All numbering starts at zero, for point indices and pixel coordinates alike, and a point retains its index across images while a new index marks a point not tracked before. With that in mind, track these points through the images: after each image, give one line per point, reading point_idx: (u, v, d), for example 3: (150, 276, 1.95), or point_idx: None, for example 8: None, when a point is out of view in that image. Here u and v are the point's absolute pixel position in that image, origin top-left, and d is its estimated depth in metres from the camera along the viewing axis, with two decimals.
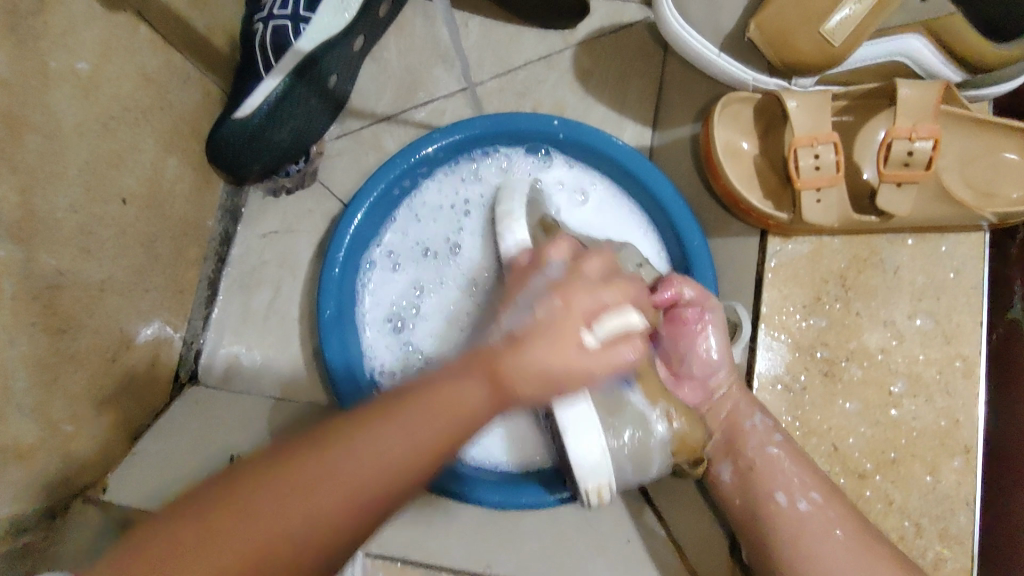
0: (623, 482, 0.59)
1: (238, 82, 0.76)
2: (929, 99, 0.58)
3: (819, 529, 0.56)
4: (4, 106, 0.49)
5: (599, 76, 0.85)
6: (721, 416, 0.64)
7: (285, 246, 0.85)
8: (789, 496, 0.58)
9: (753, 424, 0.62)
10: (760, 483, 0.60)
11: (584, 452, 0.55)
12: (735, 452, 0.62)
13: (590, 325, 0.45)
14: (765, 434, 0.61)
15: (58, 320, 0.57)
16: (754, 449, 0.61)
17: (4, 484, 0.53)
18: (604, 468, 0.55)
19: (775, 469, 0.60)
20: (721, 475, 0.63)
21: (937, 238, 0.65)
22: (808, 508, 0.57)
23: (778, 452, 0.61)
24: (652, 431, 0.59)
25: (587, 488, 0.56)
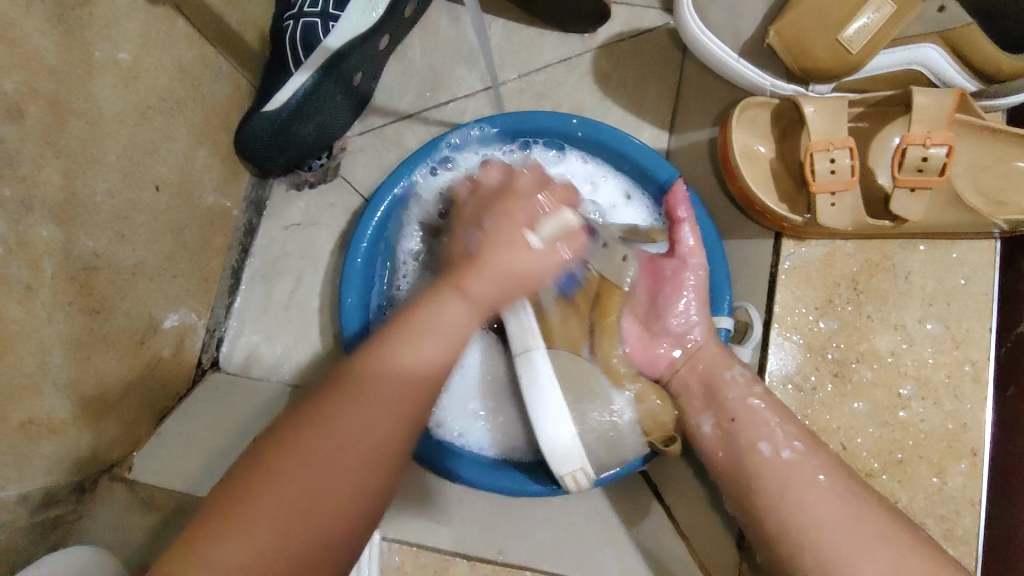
0: (599, 465, 0.62)
1: (268, 77, 0.79)
2: (945, 108, 0.58)
3: (800, 482, 0.54)
4: (50, 92, 0.51)
5: (618, 79, 0.86)
6: (702, 370, 0.65)
7: (306, 239, 0.87)
8: (772, 446, 0.57)
9: (729, 378, 0.62)
10: (743, 434, 0.59)
11: (558, 433, 0.59)
12: (716, 405, 0.62)
13: (534, 231, 0.58)
14: (745, 386, 0.61)
15: (93, 301, 0.59)
16: (735, 401, 0.61)
17: (37, 457, 0.56)
18: (576, 451, 0.59)
19: (757, 421, 0.59)
20: (702, 429, 0.63)
21: (948, 245, 0.66)
22: (792, 457, 0.56)
23: (759, 402, 0.60)
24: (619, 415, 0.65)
25: (564, 472, 0.59)
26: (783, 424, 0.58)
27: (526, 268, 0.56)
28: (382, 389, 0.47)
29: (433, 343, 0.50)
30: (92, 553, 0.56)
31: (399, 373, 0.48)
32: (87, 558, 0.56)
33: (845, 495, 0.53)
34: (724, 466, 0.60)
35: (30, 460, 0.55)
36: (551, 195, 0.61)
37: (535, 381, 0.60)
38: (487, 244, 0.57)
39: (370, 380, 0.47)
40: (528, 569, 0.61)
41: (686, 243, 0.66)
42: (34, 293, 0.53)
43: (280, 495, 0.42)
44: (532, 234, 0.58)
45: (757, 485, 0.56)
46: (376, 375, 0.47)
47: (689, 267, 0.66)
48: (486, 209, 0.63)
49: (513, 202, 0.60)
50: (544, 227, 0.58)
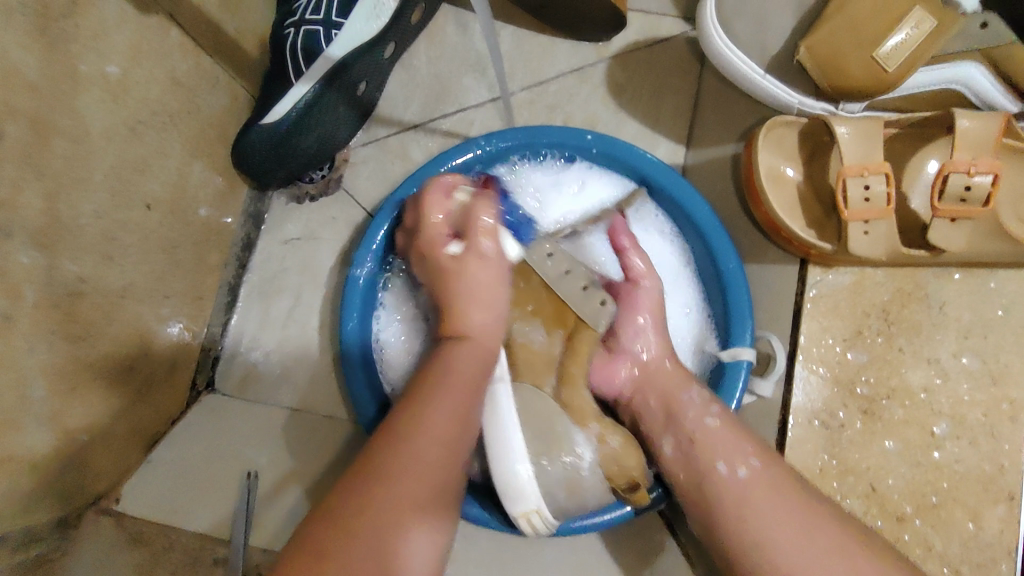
0: (557, 506, 0.58)
1: (267, 86, 0.75)
2: (991, 132, 0.53)
3: (757, 498, 0.49)
4: (30, 109, 0.48)
5: (633, 90, 0.83)
6: (658, 389, 0.61)
7: (306, 254, 0.84)
8: (730, 465, 0.52)
9: (686, 400, 0.58)
10: (700, 455, 0.54)
11: (514, 475, 0.56)
12: (674, 426, 0.57)
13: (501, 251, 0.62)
14: (700, 406, 0.57)
15: (78, 328, 0.56)
16: (691, 421, 0.56)
17: (16, 495, 0.52)
18: (531, 494, 0.56)
19: (715, 440, 0.54)
20: (663, 451, 0.58)
21: (986, 274, 0.62)
22: (748, 476, 0.51)
23: (716, 422, 0.55)
24: (576, 459, 0.60)
25: (517, 514, 0.56)
26: (734, 440, 0.53)
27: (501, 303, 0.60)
28: (428, 430, 0.48)
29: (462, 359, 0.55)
30: None
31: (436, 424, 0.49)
32: None
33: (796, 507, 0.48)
34: (684, 490, 0.55)
35: (9, 499, 0.52)
36: (491, 212, 0.62)
37: (498, 416, 0.57)
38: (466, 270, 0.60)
39: (404, 431, 0.48)
40: None
41: (636, 268, 0.67)
42: (12, 323, 0.49)
43: (368, 560, 0.41)
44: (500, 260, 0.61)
45: (717, 507, 0.51)
46: (421, 429, 0.48)
47: (643, 287, 0.66)
48: (461, 257, 0.60)
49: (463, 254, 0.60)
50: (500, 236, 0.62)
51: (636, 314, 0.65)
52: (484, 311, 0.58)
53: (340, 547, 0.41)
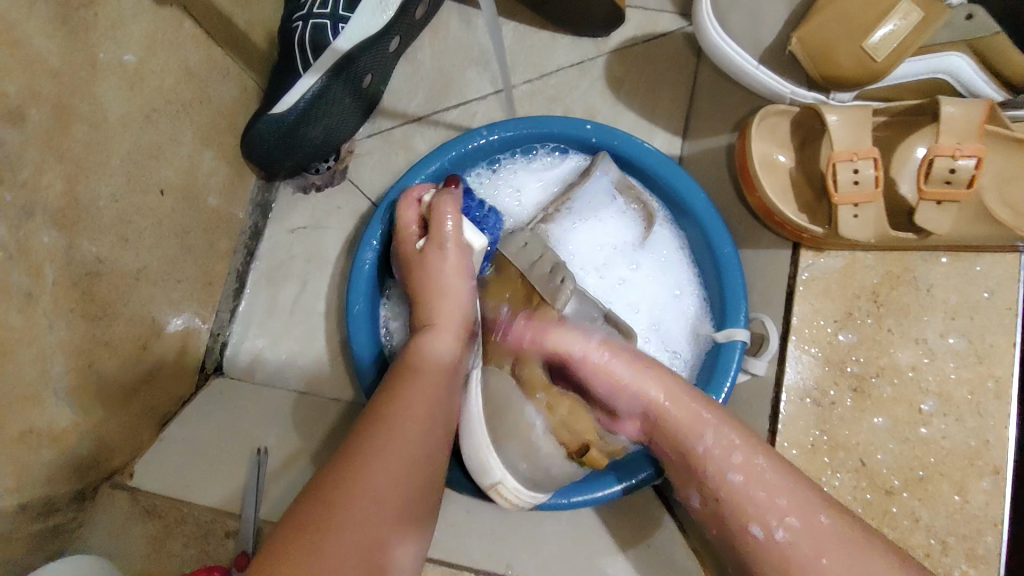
0: (529, 481, 0.62)
1: (275, 77, 0.77)
2: (975, 118, 0.55)
3: (803, 569, 0.44)
4: (53, 94, 0.49)
5: (631, 83, 0.85)
6: (668, 432, 0.53)
7: (312, 242, 0.86)
8: (764, 527, 0.47)
9: (703, 447, 0.51)
10: (729, 514, 0.49)
11: (477, 455, 0.63)
12: (697, 479, 0.51)
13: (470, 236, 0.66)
14: (721, 456, 0.50)
15: (96, 307, 0.58)
16: (712, 476, 0.50)
17: (35, 466, 0.55)
18: (492, 470, 0.62)
19: (745, 496, 0.48)
20: (692, 500, 0.53)
21: (973, 257, 0.64)
22: (786, 539, 0.46)
23: (740, 474, 0.49)
24: (531, 433, 0.62)
25: (487, 488, 0.63)
26: (764, 497, 0.47)
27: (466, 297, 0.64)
28: (408, 411, 0.53)
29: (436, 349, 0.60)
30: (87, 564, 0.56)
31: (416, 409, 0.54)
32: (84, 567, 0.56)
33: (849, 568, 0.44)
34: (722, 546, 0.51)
35: (29, 470, 0.54)
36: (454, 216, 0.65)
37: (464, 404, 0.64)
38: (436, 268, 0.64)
39: (387, 420, 0.52)
40: None
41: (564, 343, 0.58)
42: (35, 301, 0.51)
43: (358, 529, 0.45)
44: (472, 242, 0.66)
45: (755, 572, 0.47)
46: (402, 416, 0.53)
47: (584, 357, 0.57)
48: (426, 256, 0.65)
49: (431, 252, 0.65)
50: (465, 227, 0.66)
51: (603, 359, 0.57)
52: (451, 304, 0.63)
53: (333, 516, 0.45)
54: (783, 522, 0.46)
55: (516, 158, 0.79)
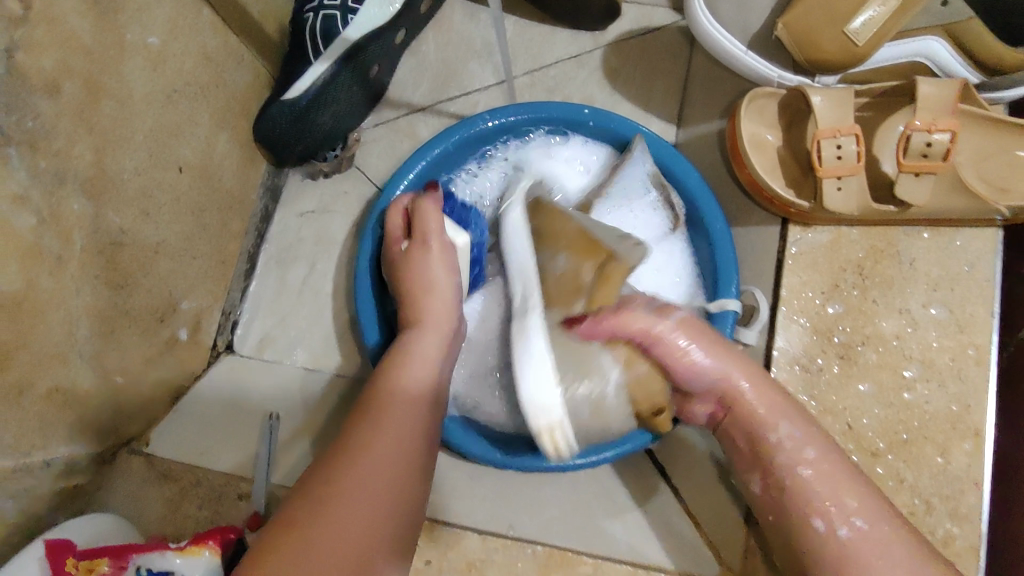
0: (579, 424, 0.60)
1: (287, 66, 0.81)
2: (949, 96, 0.59)
3: (863, 564, 0.48)
4: (85, 70, 0.51)
5: (627, 74, 0.89)
6: (746, 421, 0.57)
7: (321, 226, 0.89)
8: (828, 522, 0.51)
9: (778, 437, 0.55)
10: (793, 504, 0.53)
11: (538, 392, 0.58)
12: (762, 466, 0.56)
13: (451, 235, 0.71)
14: (794, 451, 0.54)
15: (118, 276, 0.61)
16: (783, 469, 0.54)
17: (63, 425, 0.57)
18: (555, 409, 0.58)
19: (809, 492, 0.52)
20: (750, 488, 0.57)
21: (953, 232, 0.67)
22: (851, 536, 0.50)
23: (810, 472, 0.53)
24: (601, 383, 0.60)
25: (539, 430, 0.58)
26: (832, 493, 0.51)
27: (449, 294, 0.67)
28: (397, 405, 0.56)
29: (423, 344, 0.63)
30: (103, 524, 0.59)
31: (407, 394, 0.57)
32: (99, 526, 0.58)
33: (912, 564, 0.48)
34: (773, 532, 0.55)
35: (57, 429, 0.57)
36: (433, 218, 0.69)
37: (527, 338, 0.60)
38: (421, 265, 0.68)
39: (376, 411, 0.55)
40: (539, 543, 0.64)
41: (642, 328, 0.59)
42: (65, 265, 0.53)
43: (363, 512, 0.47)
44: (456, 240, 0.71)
45: (805, 557, 0.51)
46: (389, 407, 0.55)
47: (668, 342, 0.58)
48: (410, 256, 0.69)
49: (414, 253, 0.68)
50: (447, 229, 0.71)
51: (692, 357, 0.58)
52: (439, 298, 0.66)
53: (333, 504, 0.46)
54: (850, 522, 0.50)
55: (511, 144, 0.82)
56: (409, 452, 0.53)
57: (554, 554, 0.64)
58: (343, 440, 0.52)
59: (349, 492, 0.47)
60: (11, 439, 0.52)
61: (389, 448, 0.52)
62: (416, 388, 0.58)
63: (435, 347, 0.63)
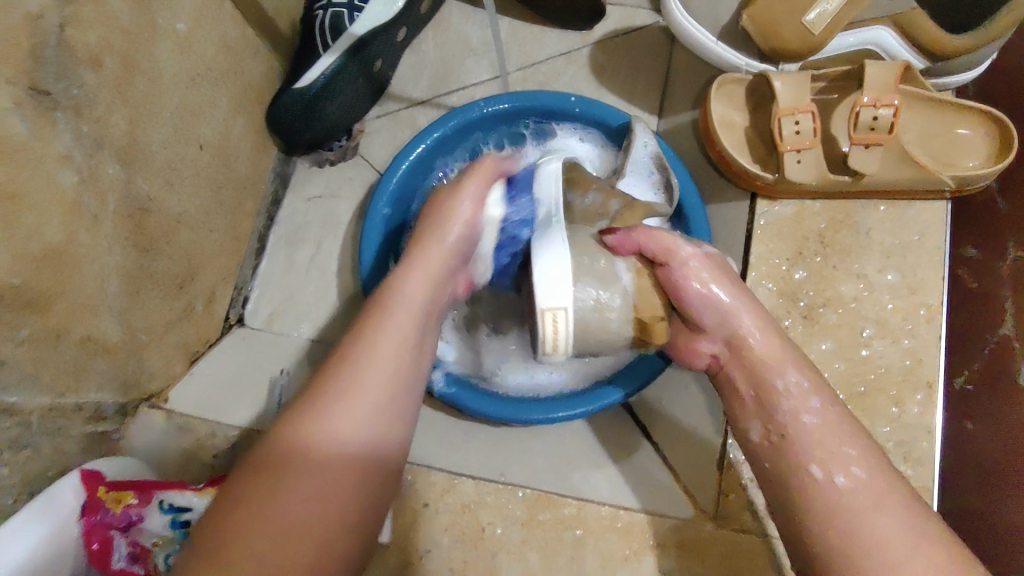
0: (582, 328, 0.58)
1: (297, 59, 0.88)
2: (892, 77, 0.67)
3: (862, 509, 0.52)
4: (124, 48, 0.58)
5: (611, 70, 0.96)
6: (753, 364, 0.61)
7: (326, 209, 0.96)
8: (824, 470, 0.54)
9: (780, 386, 0.59)
10: (791, 451, 0.57)
11: (547, 274, 0.57)
12: (766, 414, 0.59)
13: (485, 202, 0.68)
14: (800, 399, 0.58)
15: (145, 240, 0.67)
16: (786, 416, 0.58)
17: (95, 373, 0.63)
18: (562, 293, 0.57)
19: (807, 438, 0.56)
20: (750, 435, 0.60)
21: (905, 204, 0.74)
22: (847, 483, 0.53)
23: (812, 419, 0.57)
24: (616, 283, 0.59)
25: (543, 308, 0.56)
26: (829, 441, 0.55)
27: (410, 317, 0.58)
28: (339, 439, 0.49)
29: (364, 380, 0.52)
30: (122, 466, 0.64)
31: (345, 440, 0.49)
32: (116, 466, 0.63)
33: (905, 518, 0.51)
34: (766, 475, 0.58)
35: (89, 376, 0.62)
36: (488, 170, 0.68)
37: (546, 242, 0.60)
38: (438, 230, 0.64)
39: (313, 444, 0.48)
40: (527, 487, 0.71)
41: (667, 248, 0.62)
42: (101, 224, 0.59)
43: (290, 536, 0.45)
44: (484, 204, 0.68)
45: (798, 502, 0.55)
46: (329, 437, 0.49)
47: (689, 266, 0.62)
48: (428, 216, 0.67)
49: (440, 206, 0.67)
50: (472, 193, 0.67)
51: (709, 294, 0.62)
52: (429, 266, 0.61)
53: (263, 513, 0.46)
54: (847, 470, 0.53)
55: (502, 134, 0.89)
56: (334, 511, 0.47)
57: (543, 499, 0.70)
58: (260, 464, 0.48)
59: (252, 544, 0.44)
60: (49, 380, 0.57)
61: (306, 498, 0.47)
62: (351, 438, 0.50)
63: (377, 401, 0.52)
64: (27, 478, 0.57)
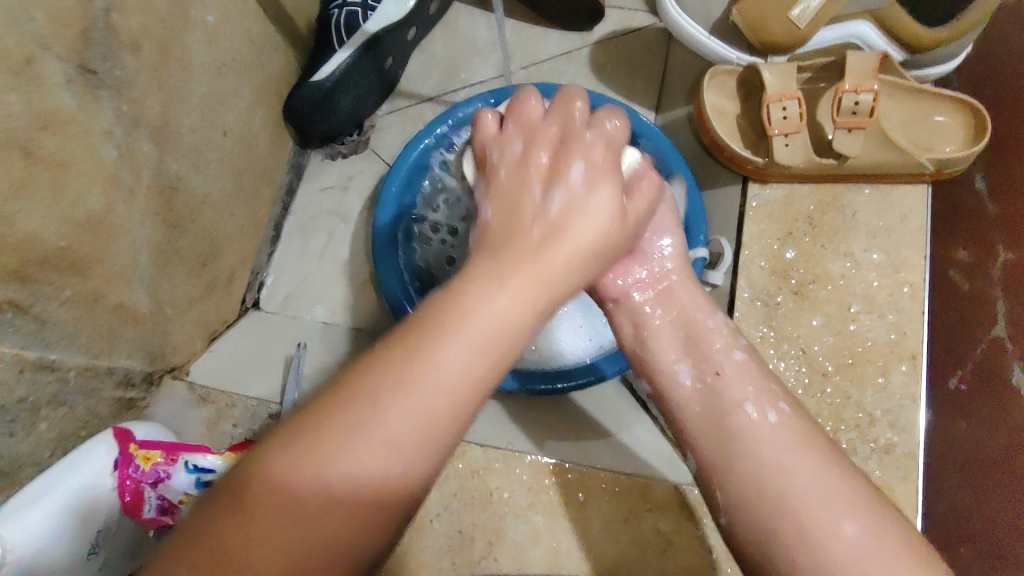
0: None
1: (314, 55, 0.93)
2: (870, 65, 0.73)
3: (783, 445, 0.53)
4: (160, 35, 0.63)
5: (611, 68, 1.01)
6: (680, 304, 0.65)
7: (339, 199, 1.00)
8: (758, 409, 0.56)
9: (711, 327, 0.63)
10: (725, 390, 0.58)
11: None
12: (701, 357, 0.61)
13: (585, 156, 0.53)
14: (730, 341, 0.61)
15: (173, 217, 0.71)
16: (721, 355, 0.60)
17: (125, 341, 0.67)
18: None
19: (741, 378, 0.58)
20: (678, 377, 0.61)
21: (889, 187, 0.78)
22: (777, 419, 0.55)
23: (742, 360, 0.60)
24: None
25: None
26: (760, 386, 0.57)
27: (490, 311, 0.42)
28: (387, 438, 0.37)
29: (435, 368, 0.39)
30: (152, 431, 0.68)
31: (365, 470, 0.37)
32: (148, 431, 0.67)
33: (825, 467, 0.50)
34: (699, 420, 0.58)
35: (121, 342, 0.66)
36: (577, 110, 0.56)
37: None
38: (551, 232, 0.47)
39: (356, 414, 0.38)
40: (533, 454, 0.75)
41: None
42: (135, 197, 0.63)
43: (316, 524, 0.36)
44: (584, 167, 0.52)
45: (731, 436, 0.56)
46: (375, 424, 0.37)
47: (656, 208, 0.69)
48: (523, 169, 0.53)
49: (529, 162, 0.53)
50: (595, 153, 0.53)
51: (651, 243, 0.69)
52: (550, 260, 0.46)
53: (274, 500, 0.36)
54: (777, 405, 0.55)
55: None
56: (365, 527, 0.37)
57: (548, 467, 0.73)
58: (241, 477, 0.37)
59: (243, 562, 0.34)
60: (85, 340, 0.60)
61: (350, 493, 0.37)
62: (371, 470, 0.37)
63: (433, 400, 0.39)
64: (62, 435, 0.60)
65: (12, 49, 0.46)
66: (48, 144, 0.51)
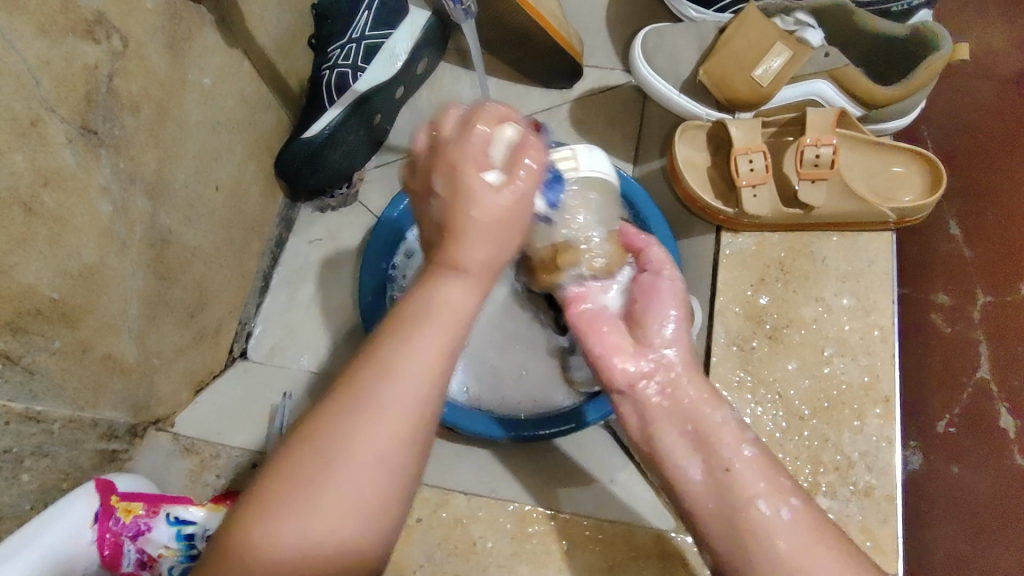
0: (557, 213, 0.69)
1: (305, 113, 0.97)
2: (828, 121, 0.77)
3: (798, 542, 0.55)
4: (158, 97, 0.66)
5: (590, 124, 1.06)
6: (685, 401, 0.65)
7: (328, 250, 1.03)
8: (770, 505, 0.58)
9: (721, 423, 0.63)
10: (737, 487, 0.60)
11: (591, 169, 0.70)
12: (707, 450, 0.62)
13: (490, 165, 0.49)
14: (739, 435, 0.62)
15: (164, 268, 0.73)
16: (730, 449, 0.62)
17: (112, 391, 0.67)
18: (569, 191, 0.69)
19: (750, 476, 0.60)
20: (689, 473, 0.63)
21: (855, 234, 0.82)
22: (791, 517, 0.57)
23: (750, 454, 0.61)
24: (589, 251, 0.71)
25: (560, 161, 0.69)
26: (766, 484, 0.59)
27: (433, 349, 0.47)
28: (356, 456, 0.44)
29: (386, 391, 0.45)
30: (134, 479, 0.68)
31: (336, 485, 0.44)
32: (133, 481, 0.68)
33: (842, 553, 0.54)
34: (710, 521, 0.60)
35: (107, 394, 0.67)
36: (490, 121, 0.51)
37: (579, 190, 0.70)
38: (451, 209, 0.48)
39: (324, 437, 0.45)
40: (514, 501, 0.74)
41: (656, 259, 0.72)
42: (128, 251, 0.66)
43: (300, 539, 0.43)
44: (489, 172, 0.49)
45: (745, 536, 0.57)
46: (344, 436, 0.44)
47: (665, 279, 0.70)
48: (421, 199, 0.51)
49: (437, 160, 0.49)
50: (490, 153, 0.50)
51: (663, 321, 0.68)
52: (470, 254, 0.48)
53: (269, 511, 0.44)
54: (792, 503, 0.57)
55: None
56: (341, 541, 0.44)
57: (530, 514, 0.73)
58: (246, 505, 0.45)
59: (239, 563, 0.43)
60: (71, 391, 0.61)
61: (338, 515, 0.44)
62: (352, 487, 0.44)
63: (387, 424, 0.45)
64: (44, 487, 0.61)
65: (20, 111, 0.50)
66: (47, 200, 0.54)
